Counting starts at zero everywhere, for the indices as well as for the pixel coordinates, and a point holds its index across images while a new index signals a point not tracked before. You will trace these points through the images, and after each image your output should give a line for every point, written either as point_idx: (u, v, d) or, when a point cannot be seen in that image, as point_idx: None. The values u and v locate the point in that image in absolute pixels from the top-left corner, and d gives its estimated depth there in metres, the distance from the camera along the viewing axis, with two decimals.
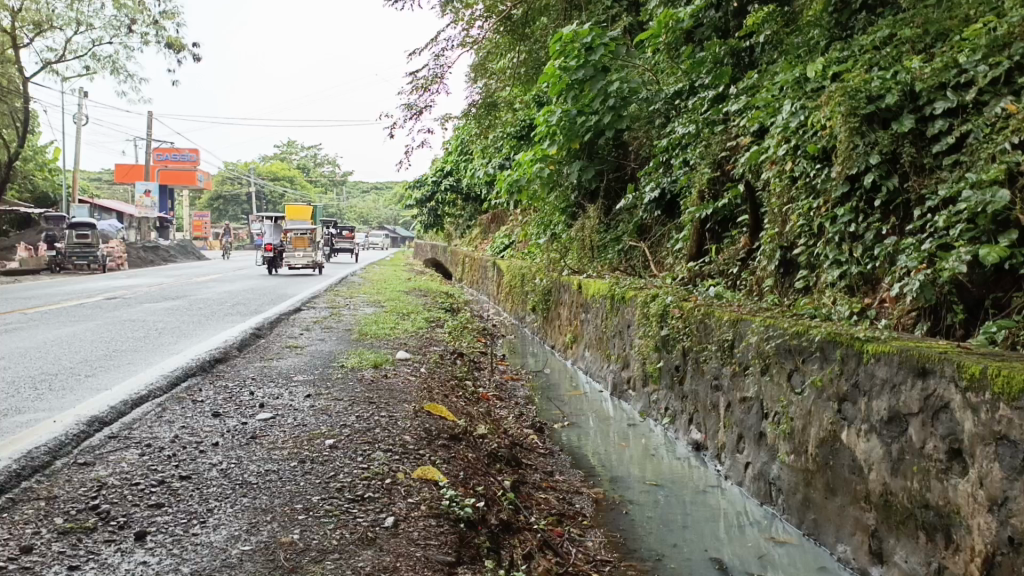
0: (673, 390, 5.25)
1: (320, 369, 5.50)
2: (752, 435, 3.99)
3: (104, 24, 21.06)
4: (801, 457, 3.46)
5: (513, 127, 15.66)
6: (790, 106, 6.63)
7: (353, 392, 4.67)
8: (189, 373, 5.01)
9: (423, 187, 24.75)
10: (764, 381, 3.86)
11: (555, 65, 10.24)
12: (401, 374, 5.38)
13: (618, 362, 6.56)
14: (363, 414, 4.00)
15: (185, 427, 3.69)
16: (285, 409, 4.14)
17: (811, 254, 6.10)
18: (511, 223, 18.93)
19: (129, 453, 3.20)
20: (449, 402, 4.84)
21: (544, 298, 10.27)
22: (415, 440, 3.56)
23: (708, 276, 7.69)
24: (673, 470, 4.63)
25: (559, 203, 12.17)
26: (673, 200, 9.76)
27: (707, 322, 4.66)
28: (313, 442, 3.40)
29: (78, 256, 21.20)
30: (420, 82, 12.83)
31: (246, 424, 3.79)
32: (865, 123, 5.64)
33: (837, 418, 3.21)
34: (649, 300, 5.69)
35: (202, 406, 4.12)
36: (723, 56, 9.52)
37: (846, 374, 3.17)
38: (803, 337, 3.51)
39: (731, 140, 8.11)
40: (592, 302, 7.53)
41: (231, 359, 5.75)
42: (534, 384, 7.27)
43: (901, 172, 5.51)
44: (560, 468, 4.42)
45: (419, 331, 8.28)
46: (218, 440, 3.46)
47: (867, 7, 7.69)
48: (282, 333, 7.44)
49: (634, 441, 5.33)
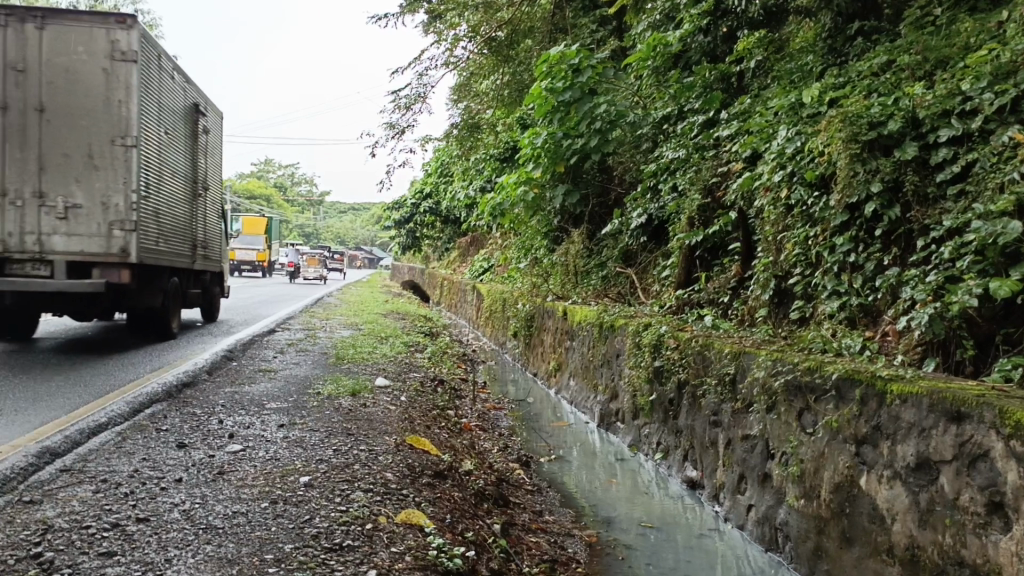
0: (667, 423, 5.01)
1: (295, 396, 5.20)
2: (756, 476, 3.74)
3: None
4: (812, 503, 3.22)
5: (496, 149, 15.37)
6: (785, 132, 6.56)
7: (330, 422, 4.37)
8: (154, 398, 4.67)
9: (402, 208, 24.50)
10: (770, 419, 3.62)
11: (541, 86, 10.07)
12: (380, 403, 5.08)
13: (606, 393, 6.32)
14: (341, 448, 3.71)
15: (146, 460, 3.37)
16: (256, 440, 3.83)
17: (807, 284, 5.95)
18: (490, 246, 18.75)
19: (80, 490, 2.88)
20: (431, 434, 4.56)
21: (526, 324, 10.04)
22: (398, 479, 3.27)
23: (697, 305, 7.54)
24: (667, 511, 4.36)
25: (541, 227, 12.00)
26: (660, 226, 9.60)
27: (706, 354, 4.44)
28: (286, 480, 3.10)
29: None
30: (403, 101, 12.62)
31: (213, 456, 3.48)
32: (866, 150, 5.52)
33: (855, 461, 2.98)
34: (641, 329, 5.47)
35: (166, 436, 3.80)
36: (713, 82, 9.58)
37: (866, 415, 2.95)
38: (816, 373, 3.29)
39: (722, 166, 8.00)
40: (578, 329, 7.30)
41: (199, 384, 5.42)
42: (517, 414, 6.99)
43: (902, 202, 5.38)
44: (549, 507, 4.14)
45: (398, 356, 7.99)
46: (182, 475, 3.14)
47: (862, 34, 7.66)
48: (255, 356, 7.11)
49: (624, 477, 5.06)
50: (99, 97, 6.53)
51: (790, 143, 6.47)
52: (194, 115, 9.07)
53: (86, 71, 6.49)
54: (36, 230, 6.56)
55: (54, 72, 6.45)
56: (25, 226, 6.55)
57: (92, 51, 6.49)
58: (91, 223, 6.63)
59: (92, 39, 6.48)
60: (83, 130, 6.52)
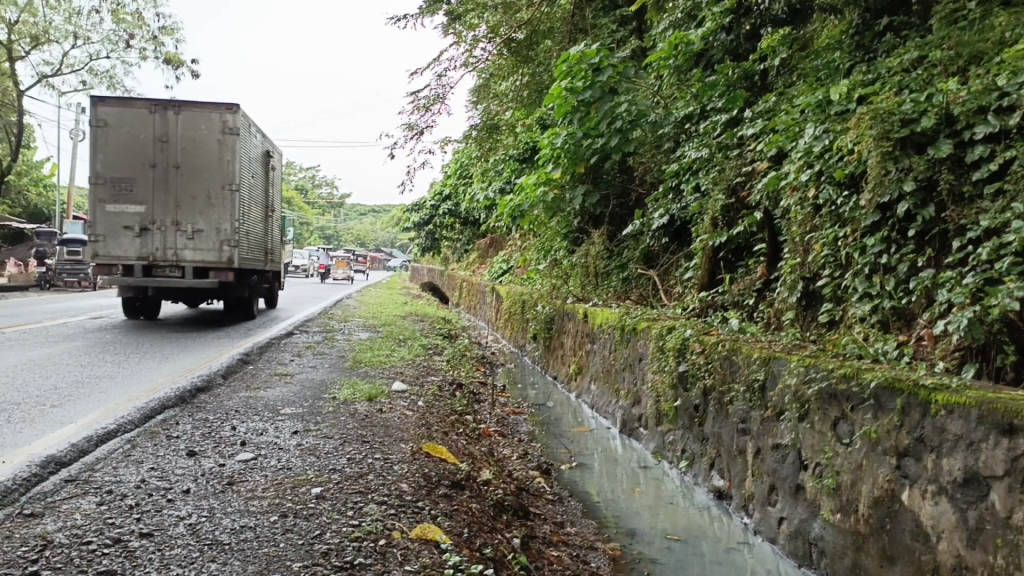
0: (692, 430, 4.86)
1: (310, 401, 5.10)
2: (788, 487, 3.57)
3: (101, 39, 20.87)
4: (849, 518, 3.05)
5: (515, 150, 15.23)
6: (813, 130, 6.39)
7: (345, 428, 4.26)
8: (167, 403, 4.59)
9: (421, 210, 24.47)
10: (804, 428, 3.46)
11: (562, 86, 9.98)
12: (397, 409, 4.97)
13: (628, 398, 6.17)
14: (356, 456, 3.59)
15: (154, 469, 3.28)
16: (269, 447, 3.73)
17: (837, 286, 5.77)
18: (510, 248, 18.64)
19: (85, 502, 2.78)
20: (449, 441, 4.43)
21: (545, 326, 9.90)
22: (413, 490, 3.15)
23: (721, 307, 7.37)
24: (692, 522, 4.21)
25: (561, 228, 11.86)
26: (682, 227, 9.43)
27: (734, 359, 4.28)
28: (297, 491, 2.99)
29: (67, 273, 20.75)
30: (422, 103, 12.53)
31: (224, 465, 3.38)
32: (898, 148, 5.33)
33: (896, 475, 2.82)
34: (665, 332, 5.32)
35: (176, 444, 3.70)
36: (737, 80, 9.41)
37: (908, 426, 2.78)
38: (853, 381, 3.13)
39: (746, 166, 7.83)
40: (599, 332, 7.16)
41: (214, 388, 5.34)
42: (537, 419, 6.86)
43: (937, 202, 5.20)
44: (570, 518, 4.01)
45: (416, 359, 7.88)
46: (190, 486, 3.04)
47: (891, 29, 7.45)
48: (271, 359, 7.03)
49: (647, 485, 4.92)
50: (214, 158, 10.12)
51: (818, 141, 6.29)
52: (268, 162, 12.57)
53: (206, 142, 10.09)
54: (173, 246, 10.23)
55: (183, 140, 10.03)
56: (166, 243, 10.23)
57: (211, 128, 10.09)
58: (209, 241, 10.31)
59: (210, 119, 10.07)
60: (204, 180, 10.19)
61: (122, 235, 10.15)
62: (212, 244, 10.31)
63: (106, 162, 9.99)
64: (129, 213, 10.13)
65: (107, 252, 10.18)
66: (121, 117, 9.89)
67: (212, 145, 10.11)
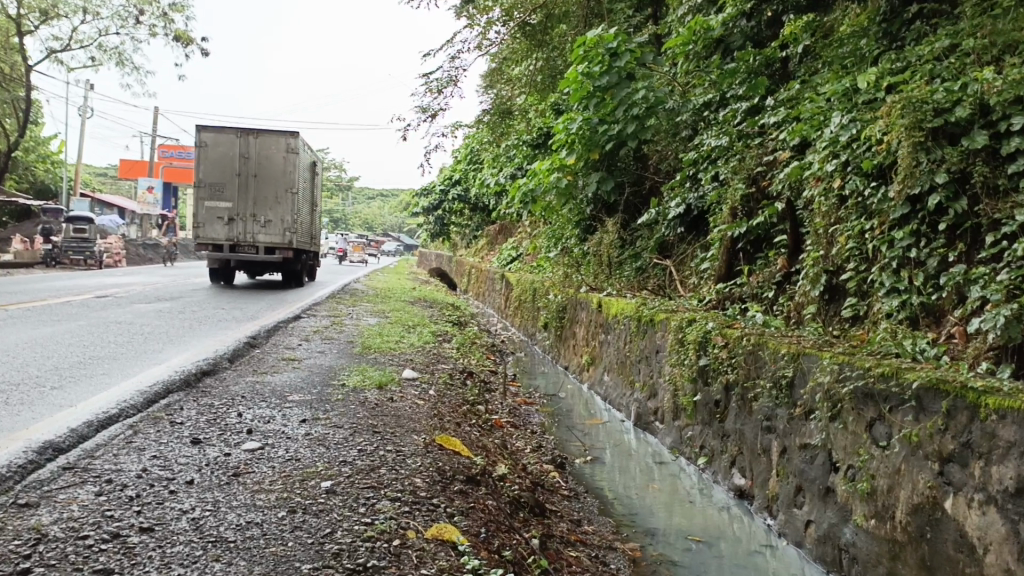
0: (711, 426, 4.71)
1: (319, 388, 4.96)
2: (817, 489, 3.42)
3: (111, 15, 20.72)
4: (885, 525, 2.90)
5: (528, 135, 14.95)
6: (840, 118, 6.20)
7: (356, 418, 4.13)
8: (171, 388, 4.47)
9: (430, 194, 24.28)
10: (836, 428, 3.30)
11: (578, 70, 9.79)
12: (408, 398, 4.84)
13: (643, 390, 6.03)
14: (367, 448, 3.46)
15: (157, 457, 3.15)
16: (276, 437, 3.59)
17: (861, 280, 5.60)
18: (520, 235, 18.48)
19: (82, 492, 2.65)
20: (462, 433, 4.30)
21: (557, 315, 9.75)
22: (427, 486, 3.02)
23: (739, 299, 7.21)
24: (710, 521, 4.08)
25: (573, 216, 11.67)
26: (699, 217, 9.24)
27: (759, 354, 4.12)
28: (306, 485, 2.86)
29: (73, 250, 20.69)
30: (434, 85, 12.34)
31: (230, 455, 3.25)
32: (930, 138, 5.15)
33: (938, 481, 2.66)
34: (685, 324, 5.16)
35: (181, 431, 3.57)
36: (758, 67, 9.19)
37: (953, 430, 2.62)
38: (892, 381, 2.97)
39: (767, 155, 7.66)
40: (614, 322, 7.01)
41: (220, 372, 5.21)
42: (549, 410, 6.72)
43: (970, 194, 5.01)
44: (586, 514, 3.88)
45: (426, 346, 7.75)
46: (193, 477, 2.91)
47: (921, 16, 7.21)
48: (279, 343, 6.90)
49: (663, 481, 4.79)
50: (280, 169, 13.60)
51: (845, 130, 6.10)
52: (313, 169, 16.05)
53: (277, 157, 13.58)
54: (250, 232, 13.64)
55: (260, 157, 13.53)
56: (247, 230, 13.64)
57: (278, 148, 13.54)
58: (276, 228, 13.69)
59: (279, 142, 13.46)
60: (275, 185, 13.65)
61: (214, 224, 13.57)
62: (278, 232, 13.74)
63: (204, 172, 13.45)
64: (220, 208, 13.56)
65: (203, 236, 13.57)
66: (216, 140, 13.30)
67: (280, 160, 13.60)
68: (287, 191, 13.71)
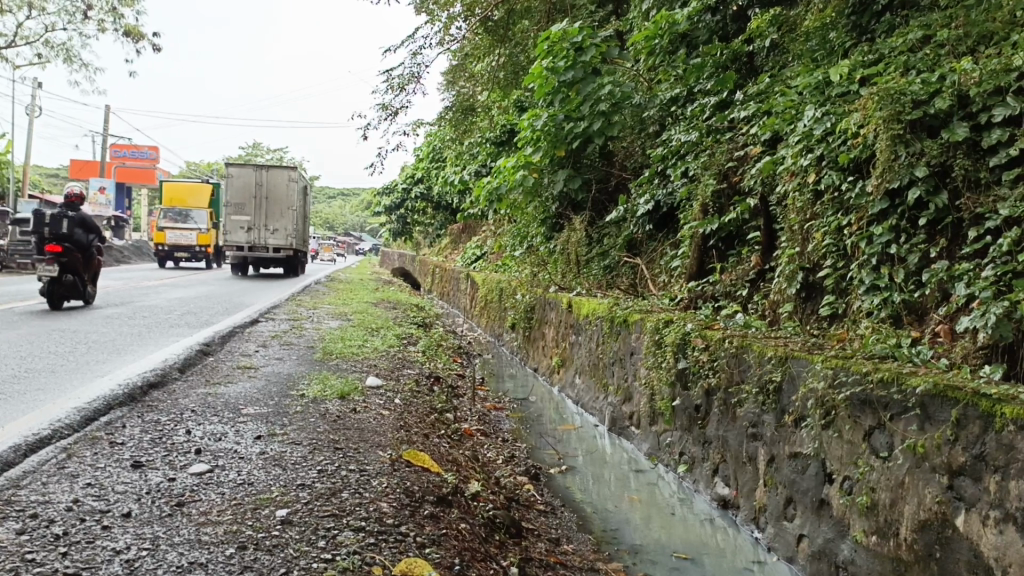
0: (691, 432, 4.51)
1: (276, 399, 4.65)
2: (810, 501, 3.23)
3: (58, 10, 19.99)
4: (888, 542, 2.71)
5: (491, 132, 14.72)
6: (813, 112, 6.05)
7: (315, 432, 3.83)
8: (113, 404, 4.12)
9: (392, 193, 23.83)
10: (830, 437, 3.11)
11: (542, 65, 9.49)
12: (373, 408, 4.56)
13: (617, 394, 5.82)
14: (327, 468, 3.18)
15: (91, 485, 2.83)
16: (227, 457, 3.28)
17: (839, 277, 5.46)
18: (484, 233, 18.20)
19: (2, 530, 2.34)
20: (430, 445, 4.03)
21: (525, 315, 9.51)
22: (394, 511, 2.74)
23: (711, 298, 7.05)
24: (694, 535, 3.88)
25: (539, 214, 11.43)
26: (668, 214, 9.08)
27: (743, 357, 3.93)
28: (259, 515, 2.57)
29: (21, 254, 19.92)
30: (396, 82, 12.01)
31: (175, 481, 2.94)
32: (909, 130, 5.01)
33: (947, 496, 2.48)
34: (661, 325, 4.95)
35: (121, 453, 3.25)
36: (725, 61, 9.03)
37: (965, 441, 2.43)
38: (893, 387, 2.78)
39: (738, 150, 7.51)
40: (585, 323, 6.80)
41: (169, 384, 4.86)
42: (519, 415, 6.47)
43: (951, 188, 4.88)
44: (564, 531, 3.64)
45: (390, 350, 7.45)
46: (132, 508, 2.60)
47: (891, 8, 7.07)
48: (235, 350, 6.55)
49: (641, 490, 4.58)
50: (286, 192, 19.42)
51: (819, 124, 5.95)
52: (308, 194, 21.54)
53: (283, 184, 19.48)
54: (262, 237, 19.30)
55: (270, 184, 19.40)
56: (261, 237, 19.34)
57: (284, 180, 19.47)
58: (282, 236, 19.45)
59: (284, 176, 19.47)
60: (281, 204, 19.42)
61: (238, 232, 19.17)
62: (284, 237, 19.47)
63: (231, 195, 19.22)
64: (241, 220, 19.23)
65: (230, 241, 19.21)
66: (239, 173, 19.26)
67: (285, 186, 19.44)
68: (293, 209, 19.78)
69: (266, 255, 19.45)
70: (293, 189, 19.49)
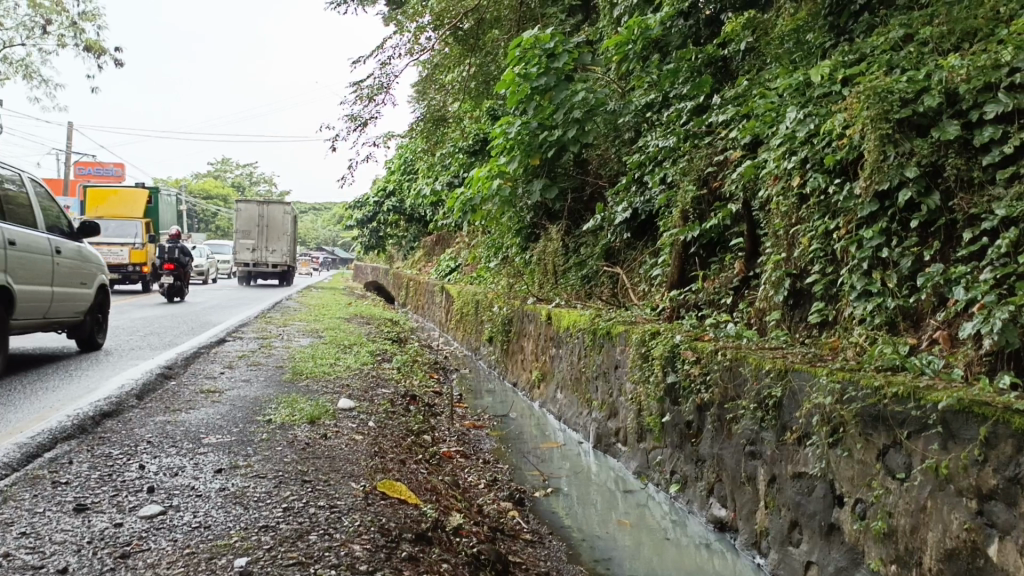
0: (683, 449, 4.28)
1: (240, 426, 4.34)
2: (819, 526, 3.00)
3: (16, 25, 19.44)
4: (909, 573, 2.49)
5: (464, 142, 14.50)
6: (795, 113, 5.90)
7: (281, 463, 3.54)
8: (61, 437, 3.79)
9: (364, 206, 23.51)
10: (839, 456, 2.89)
11: (514, 72, 9.28)
12: (345, 433, 4.26)
13: (602, 410, 5.58)
14: (294, 505, 2.89)
15: (25, 535, 2.52)
16: (183, 496, 2.98)
17: (829, 283, 5.28)
18: (458, 245, 17.95)
19: None
20: (406, 473, 3.75)
21: (502, 328, 9.26)
22: (368, 555, 2.47)
23: (694, 307, 6.85)
24: (690, 561, 3.63)
25: (513, 224, 11.20)
26: (645, 222, 8.89)
27: (738, 370, 3.70)
28: (215, 566, 2.28)
29: None
30: (364, 92, 11.75)
31: (121, 526, 2.63)
32: (897, 129, 4.87)
33: (977, 523, 2.26)
34: (648, 337, 4.73)
35: (63, 495, 2.93)
36: (700, 66, 8.90)
37: (996, 461, 2.21)
38: (910, 402, 2.56)
39: (717, 155, 7.34)
40: (565, 335, 6.56)
41: (124, 412, 4.53)
42: (500, 433, 6.20)
43: (943, 188, 4.73)
44: (553, 564, 3.38)
45: (363, 368, 7.15)
46: (69, 562, 2.30)
47: (868, 7, 6.95)
48: (198, 373, 6.21)
49: (631, 512, 4.33)
50: (282, 222, 25.86)
51: (802, 126, 5.80)
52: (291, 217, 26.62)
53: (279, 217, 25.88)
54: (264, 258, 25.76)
55: (270, 216, 25.80)
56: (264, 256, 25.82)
57: (280, 212, 25.87)
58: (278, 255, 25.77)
59: (279, 210, 25.80)
60: (278, 231, 25.94)
61: (245, 252, 25.51)
62: (281, 256, 25.92)
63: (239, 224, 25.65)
64: (246, 243, 25.59)
65: (239, 260, 25.51)
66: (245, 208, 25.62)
67: (281, 217, 25.85)
68: (286, 234, 26.05)
69: (267, 270, 25.90)
70: (287, 221, 25.85)
